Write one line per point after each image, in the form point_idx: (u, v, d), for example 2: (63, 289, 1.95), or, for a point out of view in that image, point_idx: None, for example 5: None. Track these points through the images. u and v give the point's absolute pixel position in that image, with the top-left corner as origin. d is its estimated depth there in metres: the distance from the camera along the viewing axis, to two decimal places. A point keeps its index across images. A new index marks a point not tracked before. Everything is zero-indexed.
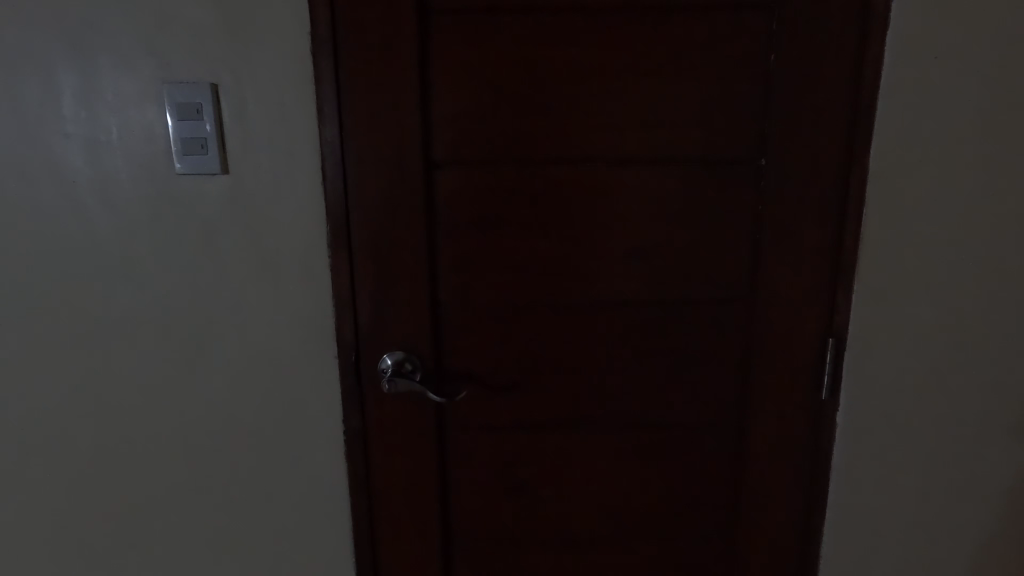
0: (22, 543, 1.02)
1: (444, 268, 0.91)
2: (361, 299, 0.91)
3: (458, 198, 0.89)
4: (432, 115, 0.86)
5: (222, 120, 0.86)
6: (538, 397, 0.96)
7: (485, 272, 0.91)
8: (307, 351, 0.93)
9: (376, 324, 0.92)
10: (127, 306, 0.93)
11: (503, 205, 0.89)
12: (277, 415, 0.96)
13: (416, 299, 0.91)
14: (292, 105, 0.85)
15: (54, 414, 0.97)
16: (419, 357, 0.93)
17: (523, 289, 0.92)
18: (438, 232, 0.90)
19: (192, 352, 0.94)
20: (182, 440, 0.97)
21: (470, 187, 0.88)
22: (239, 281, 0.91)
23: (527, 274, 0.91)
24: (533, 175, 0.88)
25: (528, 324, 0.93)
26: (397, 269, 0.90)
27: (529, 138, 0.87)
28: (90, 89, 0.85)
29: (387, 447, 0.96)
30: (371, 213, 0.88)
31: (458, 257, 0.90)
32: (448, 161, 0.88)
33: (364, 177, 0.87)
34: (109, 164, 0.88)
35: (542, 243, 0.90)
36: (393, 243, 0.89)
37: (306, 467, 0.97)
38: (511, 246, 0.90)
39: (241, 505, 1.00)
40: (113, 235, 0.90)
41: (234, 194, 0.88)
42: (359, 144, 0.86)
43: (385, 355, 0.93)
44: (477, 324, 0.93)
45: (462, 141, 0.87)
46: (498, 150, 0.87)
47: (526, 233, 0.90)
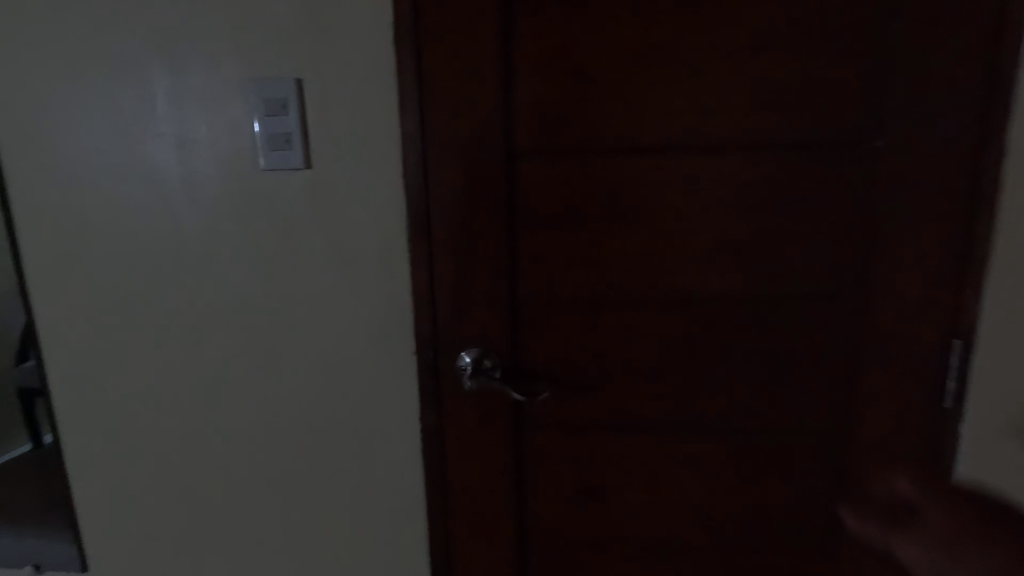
0: (114, 529, 1.06)
1: (523, 261, 0.88)
2: (439, 292, 0.89)
3: (539, 189, 0.85)
4: (514, 104, 0.83)
5: (307, 115, 0.86)
6: (620, 397, 0.91)
7: (565, 266, 0.87)
8: (384, 347, 0.92)
9: (454, 319, 0.90)
10: (212, 300, 0.95)
11: (587, 195, 0.85)
12: (354, 411, 0.95)
13: (496, 293, 0.88)
14: (374, 98, 0.84)
15: (143, 405, 1.00)
16: (496, 354, 0.90)
17: (605, 284, 0.87)
18: (517, 223, 0.87)
19: (272, 345, 0.95)
20: (260, 434, 0.99)
21: (551, 177, 0.85)
22: (319, 276, 0.91)
23: (609, 268, 0.87)
24: (620, 163, 0.84)
25: (610, 320, 0.89)
26: (475, 262, 0.87)
27: (615, 125, 0.82)
28: (181, 89, 0.88)
29: (462, 446, 0.94)
30: (450, 206, 0.86)
31: (537, 249, 0.87)
32: (531, 149, 0.84)
33: (444, 169, 0.85)
34: (198, 162, 0.90)
35: (628, 235, 0.85)
36: (473, 237, 0.87)
37: (382, 464, 0.97)
38: (594, 238, 0.86)
39: (318, 498, 1.00)
40: (201, 231, 0.92)
41: (315, 189, 0.88)
42: (441, 136, 0.84)
43: (463, 353, 0.90)
44: (557, 320, 0.89)
45: (544, 130, 0.83)
46: (582, 137, 0.83)
47: (611, 223, 0.85)
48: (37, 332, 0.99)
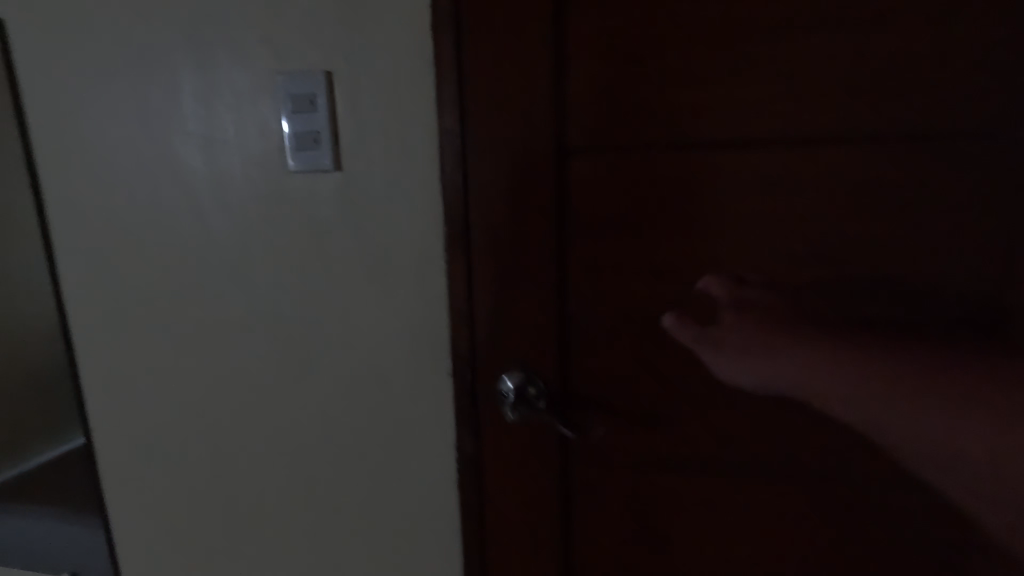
0: (143, 543, 1.03)
1: (575, 276, 0.77)
2: (479, 308, 0.79)
3: (594, 192, 0.74)
4: (565, 94, 0.72)
5: (338, 112, 0.79)
6: (685, 432, 0.79)
7: (622, 280, 0.76)
8: (419, 364, 0.85)
9: (495, 339, 0.80)
10: (240, 309, 0.90)
11: (651, 198, 0.73)
12: (386, 432, 0.88)
13: (543, 311, 0.78)
14: (409, 92, 0.77)
15: (172, 416, 0.96)
16: (542, 379, 0.80)
17: (669, 301, 0.75)
18: (568, 230, 0.76)
19: (302, 359, 0.89)
20: (288, 452, 0.93)
21: (609, 178, 0.73)
22: (350, 286, 0.84)
23: (675, 283, 0.74)
24: (690, 160, 0.71)
25: (675, 344, 0.76)
26: (520, 275, 0.77)
27: (685, 116, 0.70)
28: (208, 86, 0.82)
29: (500, 480, 0.85)
30: (492, 212, 0.76)
31: (590, 261, 0.76)
32: (585, 145, 0.73)
33: (486, 170, 0.75)
34: (225, 163, 0.84)
35: (700, 245, 0.73)
36: (517, 246, 0.76)
37: (416, 489, 0.89)
38: (658, 249, 0.74)
39: (348, 522, 0.93)
40: (228, 236, 0.87)
41: (346, 192, 0.81)
42: (482, 132, 0.74)
43: (505, 378, 0.80)
44: (611, 342, 0.78)
45: (600, 124, 0.72)
46: (646, 131, 0.71)
47: (679, 231, 0.73)
48: (70, 339, 0.97)
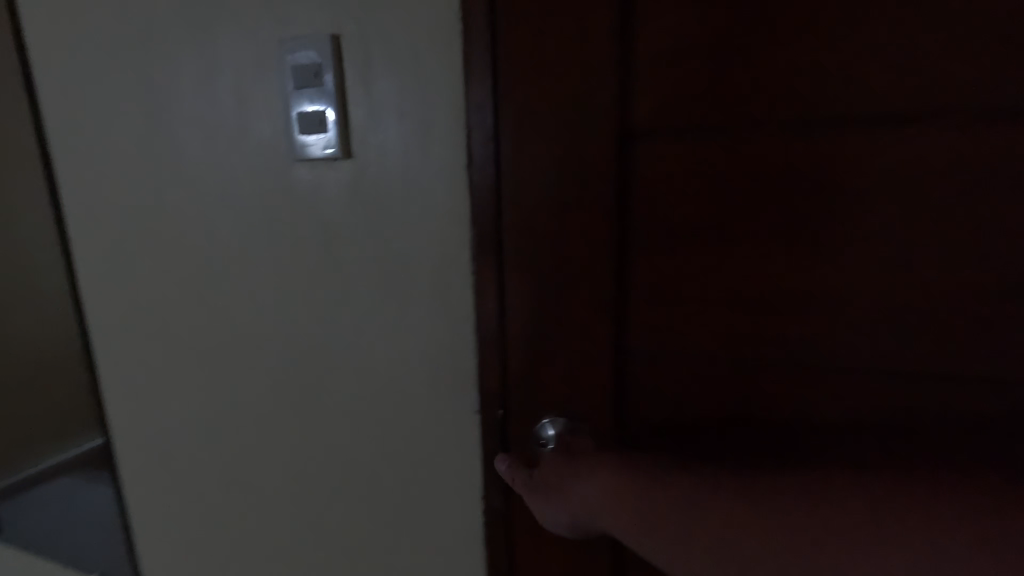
0: (161, 554, 0.97)
1: (638, 298, 0.58)
2: (513, 335, 0.62)
3: (668, 189, 0.55)
4: (634, 53, 0.53)
5: (347, 86, 0.65)
6: None
7: (705, 308, 0.56)
8: (441, 393, 0.70)
9: (532, 375, 0.63)
10: (246, 316, 0.78)
11: (750, 198, 0.53)
12: (404, 468, 0.75)
13: (596, 344, 0.59)
14: (431, 59, 0.61)
15: (183, 427, 0.88)
16: (592, 430, 0.62)
17: (775, 339, 0.55)
18: (630, 238, 0.57)
19: (311, 377, 0.77)
20: (298, 479, 0.82)
21: (691, 169, 0.54)
22: (362, 296, 0.71)
23: (785, 315, 0.54)
24: (813, 144, 0.50)
25: (776, 398, 0.56)
26: (567, 296, 0.59)
27: (809, 81, 0.49)
28: (208, 60, 0.71)
29: (534, 545, 0.68)
30: (531, 214, 0.58)
31: (659, 280, 0.57)
32: (660, 123, 0.54)
33: (525, 156, 0.57)
34: (226, 149, 0.73)
35: (820, 265, 0.52)
36: (562, 259, 0.58)
37: (437, 537, 0.76)
38: (757, 268, 0.54)
39: (362, 563, 0.81)
40: (231, 233, 0.76)
41: (358, 185, 0.67)
42: (521, 107, 0.56)
43: (545, 424, 0.63)
44: (687, 389, 0.59)
45: (680, 96, 0.52)
46: (747, 103, 0.51)
47: (788, 244, 0.52)
48: (86, 338, 0.91)
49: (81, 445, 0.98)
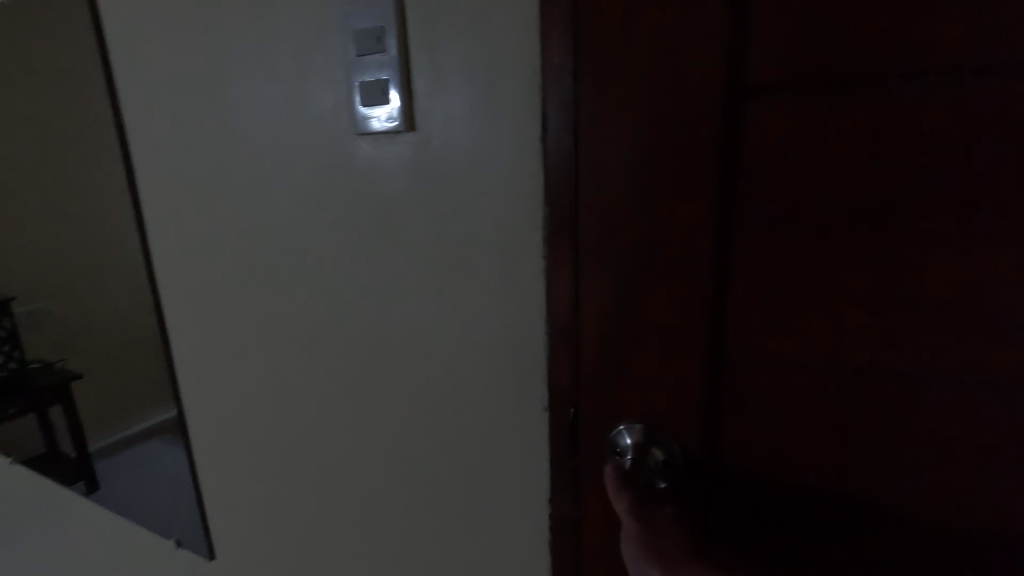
0: (229, 525, 1.01)
1: (742, 300, 0.48)
2: (586, 330, 0.55)
3: (787, 166, 0.44)
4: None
5: (411, 51, 0.60)
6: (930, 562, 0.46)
7: (831, 315, 0.45)
8: (506, 386, 0.66)
9: (608, 377, 0.55)
10: (308, 298, 0.77)
11: (901, 174, 0.41)
12: (464, 462, 0.71)
13: (685, 348, 0.50)
14: (504, 19, 0.55)
15: (250, 406, 0.89)
16: (676, 448, 0.53)
17: (925, 349, 0.43)
18: (733, 227, 0.47)
19: (371, 363, 0.74)
20: (357, 464, 0.81)
21: (821, 140, 0.42)
22: (426, 281, 0.67)
23: (942, 320, 0.42)
24: (1002, 97, 0.37)
25: (920, 420, 0.44)
26: (650, 290, 0.51)
27: (1009, 11, 0.36)
28: (270, 30, 0.68)
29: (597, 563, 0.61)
30: (613, 191, 0.50)
31: (770, 279, 0.46)
32: (781, 81, 0.43)
33: (606, 125, 0.49)
34: (288, 124, 0.70)
35: (1003, 264, 0.39)
36: (649, 244, 0.50)
37: (497, 537, 0.72)
38: (909, 267, 0.42)
39: (419, 554, 0.79)
40: (292, 212, 0.74)
41: (419, 159, 0.63)
42: (604, 66, 0.48)
43: (621, 431, 0.55)
44: (800, 411, 0.48)
45: (810, 40, 0.41)
46: (906, 51, 0.39)
47: (956, 236, 0.40)
48: (163, 314, 0.94)
49: (155, 416, 1.02)
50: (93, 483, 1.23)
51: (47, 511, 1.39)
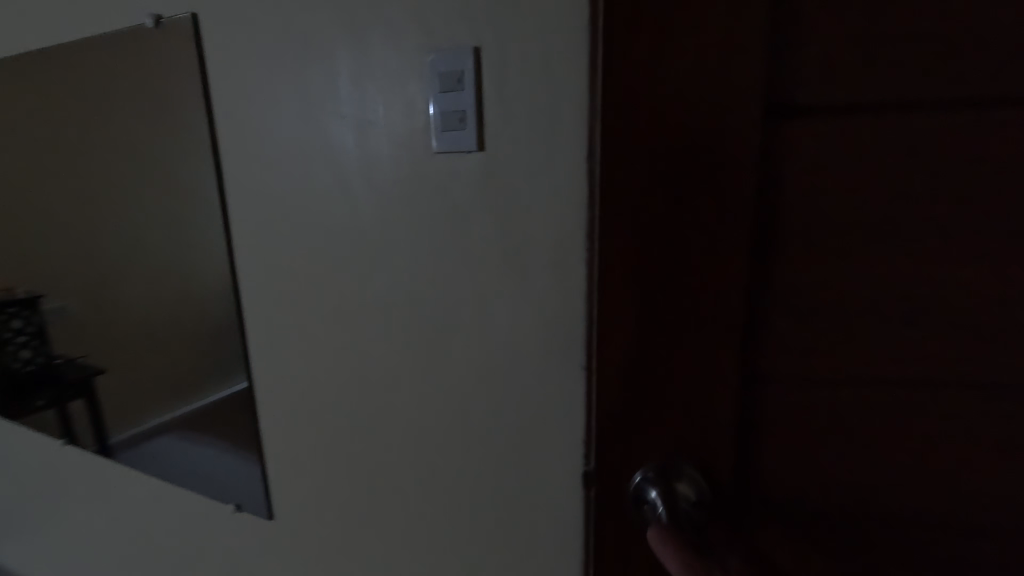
0: (290, 486, 1.15)
1: (765, 321, 0.56)
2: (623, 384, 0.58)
3: (801, 204, 0.52)
4: (785, 28, 0.50)
5: (484, 89, 0.77)
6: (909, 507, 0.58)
7: (838, 325, 0.54)
8: (551, 355, 0.82)
9: (640, 421, 0.59)
10: (381, 286, 0.93)
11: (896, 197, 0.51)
12: (514, 419, 0.88)
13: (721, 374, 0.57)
14: (561, 70, 0.72)
15: (321, 379, 1.05)
16: (711, 459, 0.59)
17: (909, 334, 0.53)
18: (757, 245, 0.54)
19: (436, 339, 0.91)
20: (420, 427, 0.97)
21: (829, 178, 0.51)
22: (488, 271, 0.83)
23: (917, 310, 0.53)
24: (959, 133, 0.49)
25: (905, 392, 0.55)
26: (686, 329, 0.56)
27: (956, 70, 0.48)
28: (362, 69, 0.85)
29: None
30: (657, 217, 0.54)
31: (789, 299, 0.55)
32: (791, 129, 0.51)
33: (644, 184, 0.53)
34: (374, 143, 0.87)
35: (964, 265, 0.51)
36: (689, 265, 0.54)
37: (540, 480, 0.89)
38: (899, 279, 0.52)
39: (469, 499, 0.96)
40: (371, 214, 0.90)
41: (488, 173, 0.79)
42: (642, 125, 0.52)
43: (647, 479, 0.59)
44: (814, 408, 0.57)
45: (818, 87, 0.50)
46: (894, 99, 0.49)
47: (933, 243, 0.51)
48: (240, 300, 1.09)
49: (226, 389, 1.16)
50: (157, 456, 1.37)
51: (107, 486, 1.52)
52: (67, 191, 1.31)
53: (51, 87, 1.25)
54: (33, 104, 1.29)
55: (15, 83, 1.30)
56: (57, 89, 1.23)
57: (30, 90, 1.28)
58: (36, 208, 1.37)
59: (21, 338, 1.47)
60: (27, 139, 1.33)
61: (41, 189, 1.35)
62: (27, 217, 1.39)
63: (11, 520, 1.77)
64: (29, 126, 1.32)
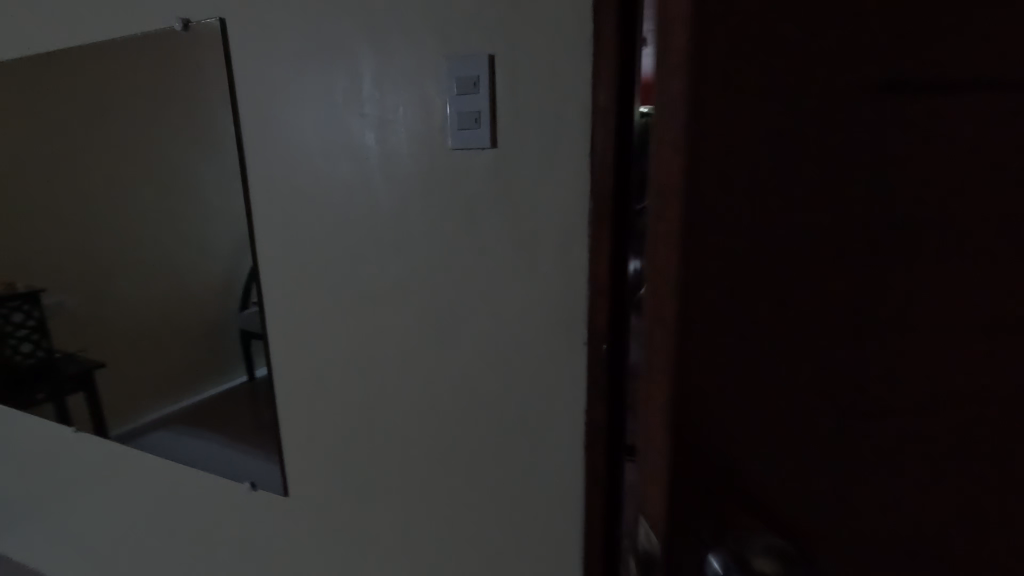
0: (306, 463, 1.23)
1: (840, 273, 0.46)
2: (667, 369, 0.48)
3: (873, 132, 0.43)
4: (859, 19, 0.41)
5: (497, 92, 0.85)
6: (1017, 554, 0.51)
7: (925, 271, 0.45)
8: (555, 334, 0.90)
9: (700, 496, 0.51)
10: (397, 272, 1.00)
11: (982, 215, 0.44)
12: (519, 395, 0.95)
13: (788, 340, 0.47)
14: (567, 75, 0.80)
15: (337, 361, 1.12)
16: (795, 532, 0.50)
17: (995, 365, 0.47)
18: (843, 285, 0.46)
19: (448, 322, 0.98)
20: (431, 405, 1.04)
21: (901, 185, 0.44)
22: (498, 258, 0.91)
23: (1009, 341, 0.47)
24: None
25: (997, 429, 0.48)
26: (734, 377, 0.48)
27: None
28: (384, 72, 0.93)
29: None
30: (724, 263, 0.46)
31: (857, 336, 0.47)
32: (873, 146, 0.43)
33: (683, 214, 0.45)
34: (394, 141, 0.95)
35: None
36: (766, 315, 0.46)
37: (542, 452, 0.95)
38: (989, 204, 0.44)
39: (476, 472, 1.02)
40: (390, 206, 0.98)
41: (501, 167, 0.88)
42: (683, 142, 0.44)
43: (719, 555, 0.52)
44: (880, 451, 0.49)
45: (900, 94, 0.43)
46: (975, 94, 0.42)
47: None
48: (261, 287, 1.17)
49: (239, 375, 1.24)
50: (171, 442, 1.42)
51: (119, 472, 1.57)
52: (74, 186, 1.34)
53: (67, 84, 1.30)
54: (48, 100, 1.33)
55: (31, 80, 1.34)
56: (75, 86, 1.28)
57: (47, 87, 1.33)
58: (36, 202, 1.39)
59: (22, 330, 1.51)
60: (35, 133, 1.36)
61: (45, 183, 1.37)
62: (24, 213, 1.40)
63: (24, 507, 1.82)
64: (38, 121, 1.35)
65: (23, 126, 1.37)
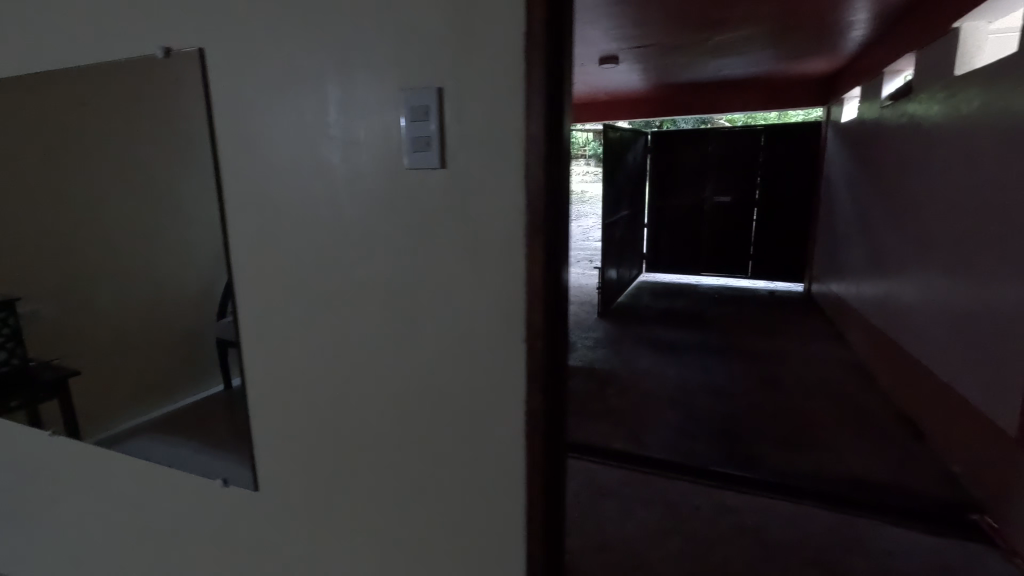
0: (275, 459, 1.30)
1: None
2: None
3: None
4: None
5: (445, 119, 0.96)
6: None
7: None
8: (497, 335, 0.99)
9: None
10: (358, 279, 1.10)
11: None
12: (467, 392, 1.04)
13: None
14: (504, 104, 0.91)
15: (304, 361, 1.21)
16: None
17: None
18: None
19: (403, 324, 1.08)
20: (389, 402, 1.13)
21: None
22: (446, 266, 1.01)
23: None
24: None
25: None
26: None
27: None
28: (348, 100, 1.03)
29: None
30: None
31: None
32: None
33: None
34: (357, 161, 1.06)
35: None
36: None
37: (488, 443, 1.04)
38: None
39: (429, 465, 1.11)
40: (352, 218, 1.08)
41: (448, 185, 0.98)
42: None
43: None
44: None
45: None
46: None
47: None
48: (235, 293, 1.26)
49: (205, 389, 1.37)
50: (149, 444, 1.49)
51: (94, 476, 1.62)
52: (54, 198, 1.41)
53: (52, 105, 1.38)
54: (31, 118, 1.41)
55: (16, 99, 1.42)
56: (61, 108, 1.37)
57: (31, 107, 1.40)
58: (18, 213, 1.45)
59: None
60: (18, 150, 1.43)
61: (26, 195, 1.43)
62: (8, 225, 1.47)
63: (1, 511, 1.85)
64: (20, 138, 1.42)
65: (5, 141, 1.44)
